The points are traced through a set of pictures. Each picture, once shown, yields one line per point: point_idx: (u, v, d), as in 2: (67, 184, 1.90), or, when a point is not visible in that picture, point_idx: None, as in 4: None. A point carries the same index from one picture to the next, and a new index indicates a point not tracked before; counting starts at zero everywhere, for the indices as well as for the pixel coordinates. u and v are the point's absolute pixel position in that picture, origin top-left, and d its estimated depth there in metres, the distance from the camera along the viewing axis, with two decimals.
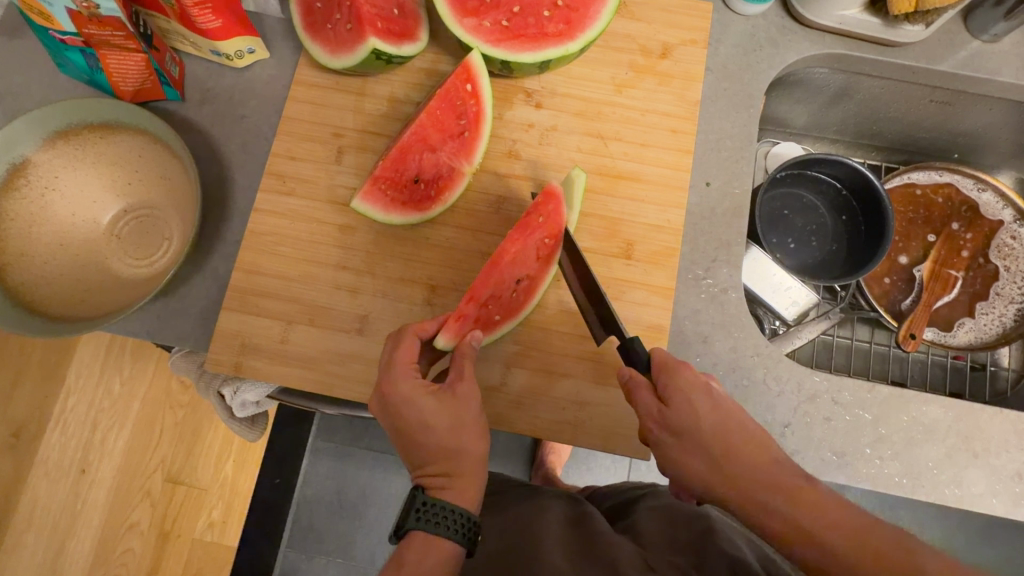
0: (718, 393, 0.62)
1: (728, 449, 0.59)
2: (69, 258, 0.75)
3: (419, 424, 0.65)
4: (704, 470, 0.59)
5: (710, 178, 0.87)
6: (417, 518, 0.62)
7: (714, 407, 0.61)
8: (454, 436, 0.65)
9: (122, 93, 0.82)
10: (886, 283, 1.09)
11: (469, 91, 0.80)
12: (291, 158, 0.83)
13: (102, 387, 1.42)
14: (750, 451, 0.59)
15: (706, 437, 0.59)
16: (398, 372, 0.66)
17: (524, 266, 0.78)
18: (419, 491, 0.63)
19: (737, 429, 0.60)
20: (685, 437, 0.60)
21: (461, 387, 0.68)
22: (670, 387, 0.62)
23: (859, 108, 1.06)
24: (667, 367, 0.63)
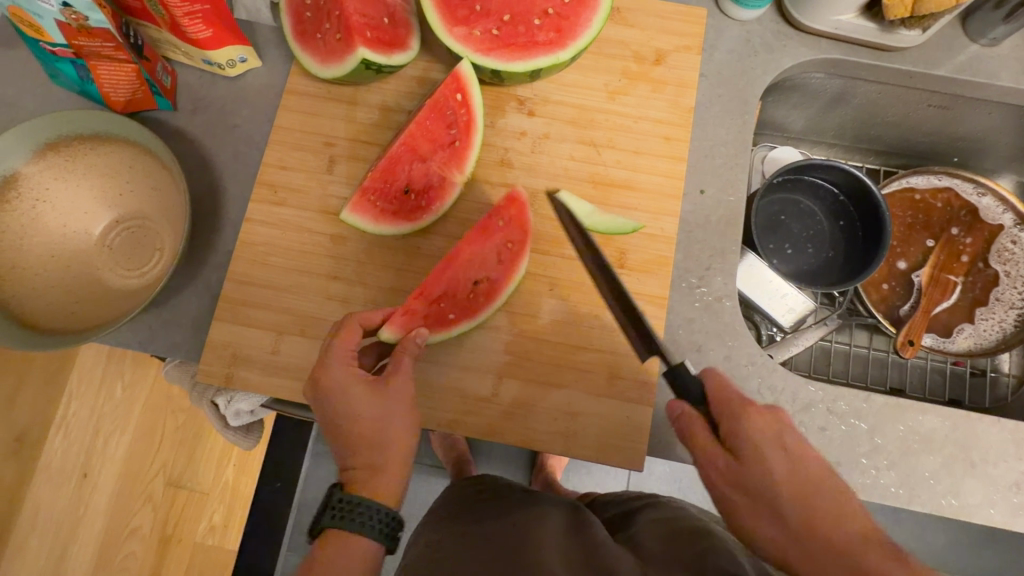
0: (791, 442, 0.59)
1: (802, 513, 0.56)
2: (60, 270, 0.75)
3: (355, 421, 0.66)
4: (775, 536, 0.56)
5: (705, 185, 0.86)
6: (333, 516, 0.63)
7: (786, 462, 0.58)
8: (386, 433, 0.66)
9: (114, 103, 0.82)
10: (884, 289, 1.08)
11: (459, 101, 0.79)
12: (282, 168, 0.83)
13: (103, 392, 1.43)
14: (827, 518, 0.55)
15: (776, 495, 0.57)
16: (336, 369, 0.66)
17: (484, 268, 0.80)
18: (336, 489, 0.64)
19: (812, 488, 0.57)
20: (750, 493, 0.58)
21: (398, 381, 0.68)
22: (738, 438, 0.59)
23: (857, 113, 1.05)
24: (733, 412, 0.60)
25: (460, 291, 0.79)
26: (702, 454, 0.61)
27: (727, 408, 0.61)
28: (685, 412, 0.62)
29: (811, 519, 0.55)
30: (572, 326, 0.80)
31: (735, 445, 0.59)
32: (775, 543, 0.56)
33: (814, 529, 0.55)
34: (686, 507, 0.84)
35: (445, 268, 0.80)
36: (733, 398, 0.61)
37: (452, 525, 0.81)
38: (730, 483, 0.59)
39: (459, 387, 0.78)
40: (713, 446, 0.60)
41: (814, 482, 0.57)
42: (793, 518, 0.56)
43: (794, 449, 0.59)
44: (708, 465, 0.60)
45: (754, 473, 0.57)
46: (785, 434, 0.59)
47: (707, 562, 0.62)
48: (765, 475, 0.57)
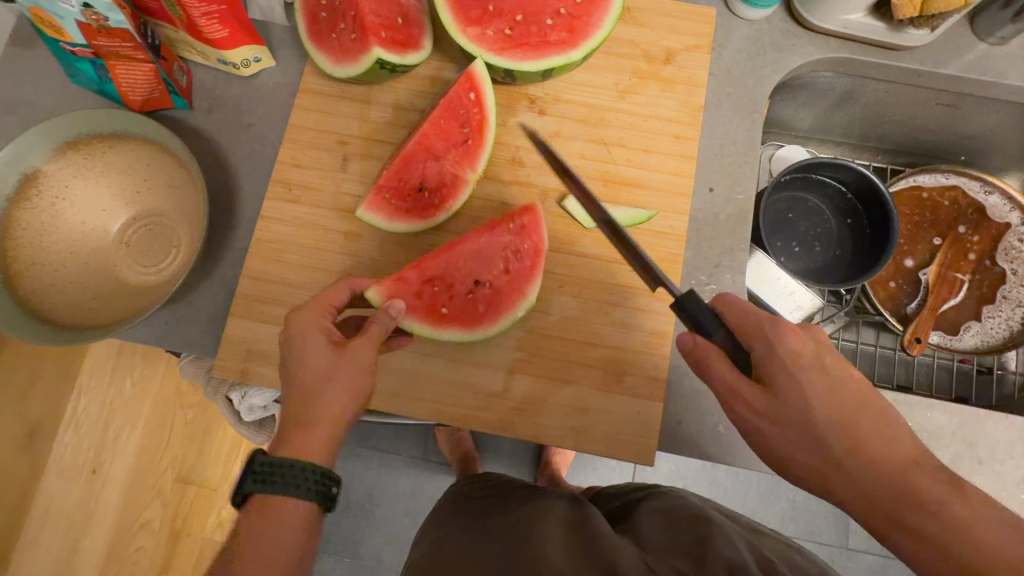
0: (829, 366, 0.59)
1: (842, 436, 0.57)
2: (79, 266, 0.76)
3: (303, 373, 0.63)
4: (812, 459, 0.58)
5: (714, 184, 0.87)
6: (258, 482, 0.59)
7: (824, 387, 0.58)
8: (322, 396, 0.62)
9: (131, 102, 0.83)
10: (891, 286, 1.09)
11: (473, 100, 0.80)
12: (296, 166, 0.84)
13: (114, 388, 1.44)
14: (867, 438, 0.56)
15: (815, 421, 0.57)
16: (309, 314, 0.66)
17: (489, 274, 0.80)
18: (259, 454, 0.61)
19: (851, 409, 0.58)
20: (787, 424, 0.58)
21: (355, 348, 0.64)
22: (773, 368, 0.59)
23: (865, 111, 1.05)
24: (765, 343, 0.60)
25: (460, 295, 0.80)
26: (729, 388, 0.60)
27: (759, 339, 0.61)
28: (710, 348, 0.62)
29: (850, 439, 0.57)
30: (582, 323, 0.80)
31: (767, 375, 0.60)
32: (811, 466, 0.58)
33: (853, 448, 0.56)
34: (686, 496, 0.84)
35: (447, 267, 0.80)
36: (765, 326, 0.61)
37: (456, 525, 0.81)
38: (766, 414, 0.59)
39: (471, 382, 0.79)
40: (743, 379, 0.60)
41: (851, 403, 0.58)
42: (834, 444, 0.57)
43: (829, 370, 0.59)
44: (739, 398, 0.60)
45: (791, 402, 0.58)
46: (824, 360, 0.59)
47: (707, 549, 0.64)
48: (802, 403, 0.57)
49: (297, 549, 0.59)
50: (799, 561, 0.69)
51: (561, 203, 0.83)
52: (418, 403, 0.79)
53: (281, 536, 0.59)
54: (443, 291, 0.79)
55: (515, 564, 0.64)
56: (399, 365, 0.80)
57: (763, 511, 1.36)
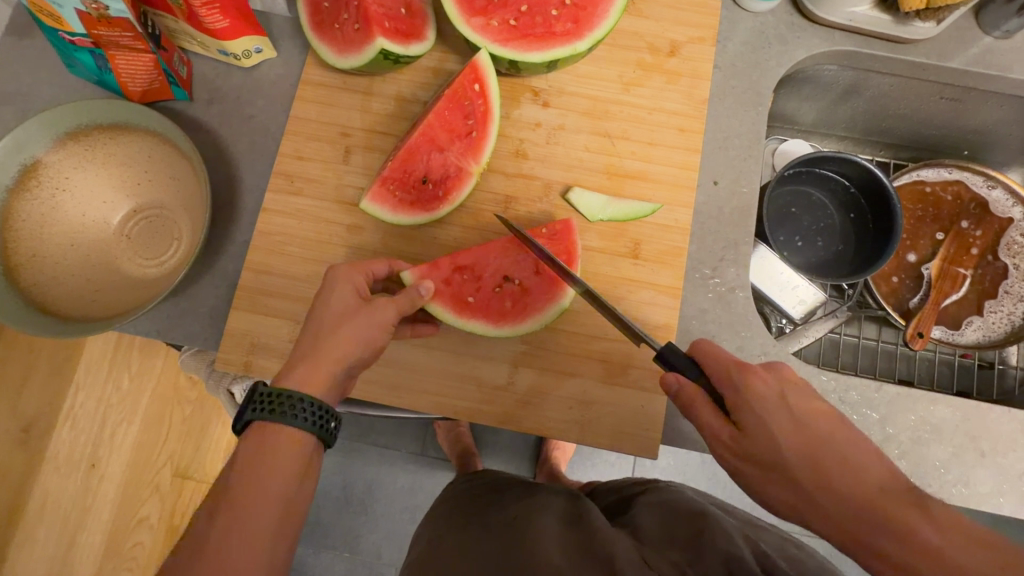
0: (796, 403, 0.58)
1: (810, 469, 0.55)
2: (79, 258, 0.76)
3: (325, 321, 0.62)
4: (786, 495, 0.56)
5: (718, 177, 0.87)
6: (258, 411, 0.55)
7: (790, 422, 0.57)
8: (338, 344, 0.60)
9: (131, 93, 0.83)
10: (894, 281, 1.09)
11: (477, 91, 0.80)
12: (299, 158, 0.84)
13: (111, 382, 1.44)
14: (839, 470, 0.55)
15: (788, 461, 0.56)
16: (348, 270, 0.67)
17: (519, 270, 0.81)
18: (261, 383, 0.56)
19: (820, 443, 0.56)
20: (764, 466, 0.57)
21: (381, 306, 0.64)
22: (743, 406, 0.58)
23: (869, 105, 1.05)
24: (735, 383, 0.60)
25: (490, 289, 0.80)
26: (710, 427, 0.60)
27: (726, 379, 0.60)
28: (689, 387, 0.62)
29: (817, 469, 0.55)
30: (586, 317, 0.80)
31: (738, 415, 0.59)
32: (789, 505, 0.56)
33: (822, 479, 0.55)
34: (684, 490, 0.84)
35: (478, 260, 0.81)
36: (730, 365, 0.61)
37: (454, 521, 0.81)
38: (740, 451, 0.58)
39: (475, 375, 0.79)
40: (718, 416, 0.60)
41: (820, 435, 0.56)
42: (804, 480, 0.55)
43: (794, 407, 0.58)
44: (714, 437, 0.60)
45: (759, 440, 0.57)
46: (787, 396, 0.58)
47: (704, 543, 0.64)
48: (769, 440, 0.57)
49: (292, 485, 0.54)
50: (796, 554, 0.69)
51: (564, 196, 0.83)
52: (421, 397, 0.79)
53: (275, 470, 0.54)
54: (472, 282, 0.80)
55: (517, 559, 0.64)
56: (402, 359, 0.79)
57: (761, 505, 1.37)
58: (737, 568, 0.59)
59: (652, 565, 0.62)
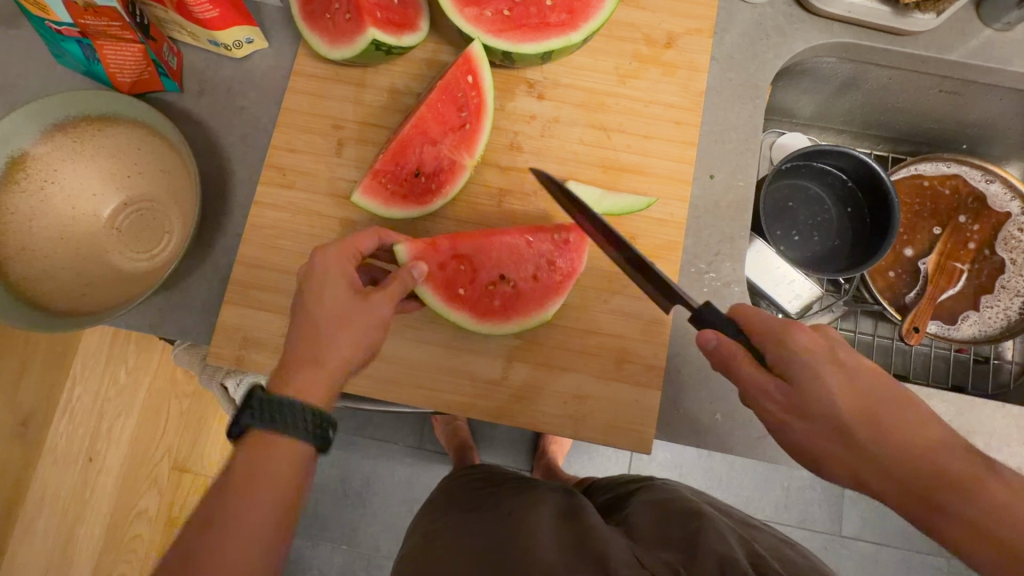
0: (848, 357, 0.58)
1: (868, 427, 0.55)
2: (69, 252, 0.75)
3: (318, 308, 0.61)
4: (839, 454, 0.56)
5: (714, 171, 0.86)
6: (256, 418, 0.55)
7: (844, 379, 0.57)
8: (338, 337, 0.60)
9: (120, 84, 0.81)
10: (891, 276, 1.08)
11: (470, 83, 0.79)
12: (291, 151, 0.83)
13: (108, 376, 1.43)
14: (900, 426, 0.55)
15: (841, 417, 0.56)
16: (340, 252, 0.65)
17: (515, 270, 0.80)
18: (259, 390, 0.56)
19: (877, 400, 0.56)
20: (813, 420, 0.57)
21: (377, 297, 0.63)
22: (792, 361, 0.58)
23: (867, 98, 1.04)
24: (779, 339, 0.59)
25: (484, 283, 0.80)
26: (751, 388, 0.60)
27: (772, 338, 0.60)
28: (726, 349, 0.61)
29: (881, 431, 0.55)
30: (580, 312, 0.80)
31: (784, 372, 0.59)
32: (842, 463, 0.57)
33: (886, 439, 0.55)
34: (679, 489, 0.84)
35: (477, 250, 0.80)
36: (774, 325, 0.60)
37: (446, 518, 0.80)
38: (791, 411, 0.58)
39: (469, 370, 0.79)
40: (765, 376, 0.59)
41: (877, 391, 0.57)
42: (862, 438, 0.55)
43: (845, 361, 0.58)
44: (762, 397, 0.59)
45: (814, 399, 0.57)
46: (838, 351, 0.58)
47: (699, 542, 0.64)
48: (824, 396, 0.56)
49: (286, 492, 0.54)
50: (789, 554, 0.69)
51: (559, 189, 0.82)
52: (415, 391, 0.79)
53: (268, 481, 0.54)
54: (467, 274, 0.79)
55: (508, 555, 0.64)
56: (395, 354, 0.79)
57: (756, 499, 1.37)
58: (730, 568, 0.59)
59: (646, 564, 0.61)
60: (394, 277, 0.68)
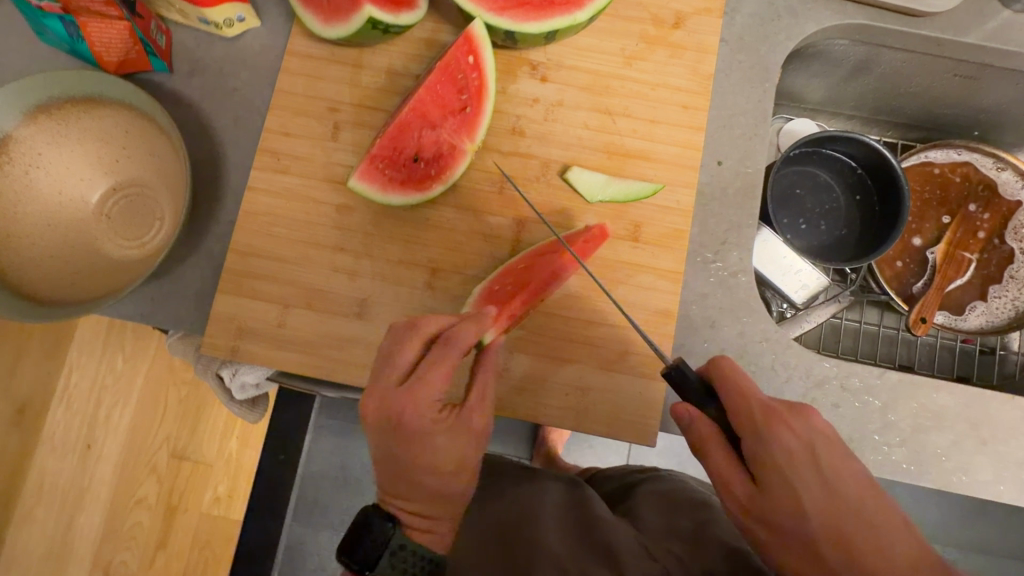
0: (828, 463, 0.56)
1: (835, 542, 0.54)
2: (57, 239, 0.73)
3: (422, 448, 0.62)
4: (803, 565, 0.55)
5: (722, 157, 0.84)
6: (389, 562, 0.60)
7: (818, 490, 0.55)
8: (447, 478, 0.64)
9: (106, 64, 0.78)
10: (898, 266, 1.06)
11: (471, 64, 0.76)
12: (285, 134, 0.80)
13: (104, 364, 1.41)
14: (869, 544, 0.53)
15: (808, 529, 0.55)
16: (433, 383, 0.61)
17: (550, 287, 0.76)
18: (396, 531, 0.61)
19: (849, 515, 0.55)
20: (779, 529, 0.55)
21: (477, 418, 0.65)
22: (766, 466, 0.56)
23: (878, 83, 1.01)
24: (760, 439, 0.56)
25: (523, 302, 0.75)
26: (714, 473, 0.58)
27: (750, 430, 0.57)
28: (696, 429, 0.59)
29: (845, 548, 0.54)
30: (584, 302, 0.78)
31: (759, 475, 0.56)
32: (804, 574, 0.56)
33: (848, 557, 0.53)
34: (685, 480, 0.84)
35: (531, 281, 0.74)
36: (757, 415, 0.56)
37: None
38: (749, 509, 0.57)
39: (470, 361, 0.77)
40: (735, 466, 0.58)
41: (848, 505, 0.55)
42: (828, 553, 0.54)
43: (824, 468, 0.56)
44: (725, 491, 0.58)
45: (779, 506, 0.55)
46: (817, 458, 0.56)
47: (708, 534, 0.64)
48: (793, 506, 0.55)
49: None
50: None
51: (563, 175, 0.80)
52: None
53: None
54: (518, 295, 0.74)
55: (513, 552, 0.63)
56: None
57: None
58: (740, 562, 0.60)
59: (655, 557, 0.62)
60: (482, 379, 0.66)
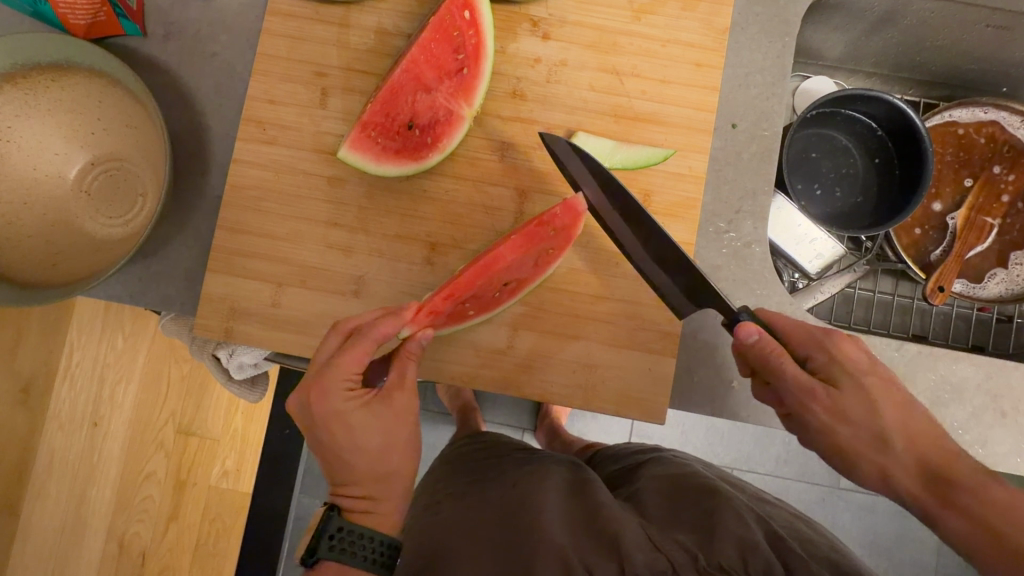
0: (886, 371, 0.63)
1: (901, 428, 0.61)
2: (35, 218, 0.69)
3: (341, 429, 0.63)
4: (869, 450, 0.61)
5: (737, 119, 0.79)
6: (330, 546, 0.61)
7: (886, 387, 0.62)
8: (380, 459, 0.64)
9: (74, 27, 0.72)
10: (916, 233, 1.02)
11: (467, 20, 0.71)
12: (270, 102, 0.75)
13: (104, 342, 1.38)
14: (924, 430, 0.61)
15: (875, 419, 0.61)
16: (343, 366, 0.63)
17: (516, 270, 0.73)
18: (333, 515, 0.61)
19: (911, 411, 0.62)
20: (851, 421, 0.61)
21: (399, 398, 0.65)
22: (836, 366, 0.63)
23: (903, 36, 0.95)
24: (822, 347, 0.64)
25: (477, 290, 0.73)
26: (793, 380, 0.61)
27: (819, 343, 0.64)
28: (771, 343, 0.62)
29: (909, 429, 0.61)
30: (590, 276, 0.75)
31: (829, 377, 0.63)
32: (873, 461, 0.61)
33: (911, 438, 0.60)
34: (690, 463, 0.82)
35: (475, 279, 0.72)
36: (817, 332, 0.65)
37: (449, 488, 0.78)
38: (826, 411, 0.61)
39: (473, 340, 0.74)
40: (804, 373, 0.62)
41: (909, 400, 0.62)
42: (896, 439, 0.61)
43: (884, 371, 0.63)
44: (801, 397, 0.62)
45: (851, 398, 0.61)
46: (874, 360, 0.64)
47: (716, 524, 0.63)
48: (864, 400, 0.61)
49: None
50: (806, 533, 0.69)
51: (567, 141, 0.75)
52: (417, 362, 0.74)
53: None
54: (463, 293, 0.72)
55: (511, 532, 0.62)
56: None
57: (759, 455, 1.37)
58: (750, 554, 0.58)
59: (661, 548, 0.59)
60: (405, 360, 0.66)
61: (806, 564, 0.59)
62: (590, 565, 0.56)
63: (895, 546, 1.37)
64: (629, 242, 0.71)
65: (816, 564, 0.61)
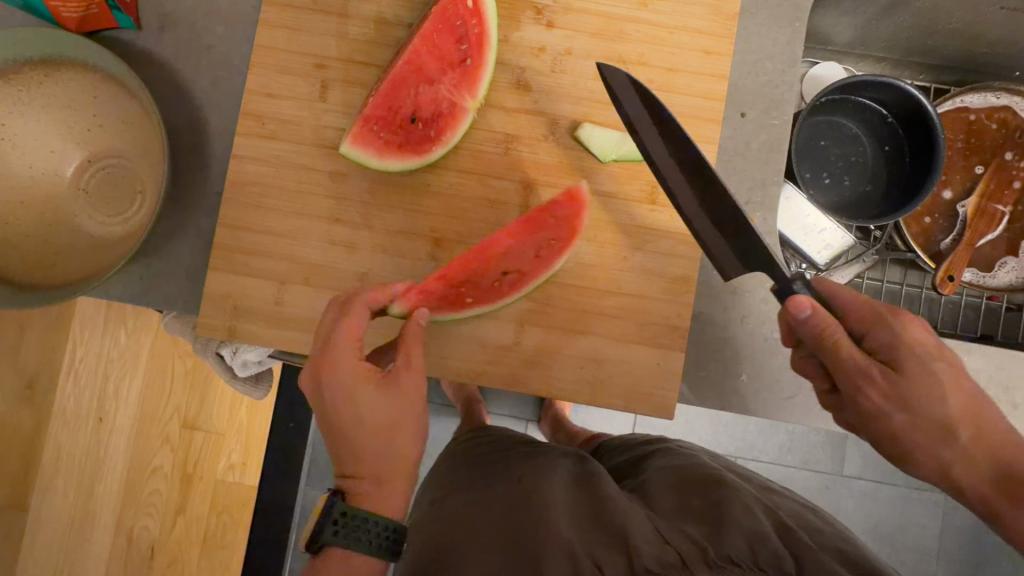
0: (953, 357, 0.61)
1: (966, 421, 0.60)
2: (33, 218, 0.68)
3: (347, 427, 0.62)
4: (936, 444, 0.61)
5: (746, 108, 0.77)
6: (334, 531, 0.60)
7: (954, 374, 0.60)
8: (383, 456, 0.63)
9: (65, 20, 0.71)
10: (926, 222, 1.00)
11: (471, 9, 0.70)
12: (269, 95, 0.73)
13: (106, 338, 1.37)
14: (987, 422, 0.61)
15: (940, 409, 0.59)
16: (345, 336, 0.62)
17: (516, 260, 0.72)
18: (336, 501, 0.60)
19: (975, 400, 0.60)
20: (913, 410, 0.60)
21: (407, 381, 0.64)
22: (901, 352, 0.60)
23: (915, 19, 0.93)
24: (887, 329, 0.61)
25: (478, 277, 0.72)
26: (851, 363, 0.59)
27: (878, 321, 0.61)
28: (830, 324, 0.58)
29: (973, 422, 0.60)
30: (598, 271, 0.73)
31: (891, 361, 0.61)
32: (934, 457, 0.61)
33: (976, 432, 0.60)
34: (696, 453, 0.82)
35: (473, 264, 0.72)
36: (881, 311, 0.62)
37: (455, 482, 0.78)
38: (886, 398, 0.60)
39: (479, 337, 0.73)
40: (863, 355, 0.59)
41: (974, 386, 0.61)
42: (960, 433, 0.60)
43: (950, 356, 0.61)
44: (858, 379, 0.60)
45: (916, 386, 0.59)
46: (941, 344, 0.61)
47: (724, 515, 0.62)
48: (932, 388, 0.59)
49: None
50: (813, 521, 0.69)
51: (572, 133, 0.73)
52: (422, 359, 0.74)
53: None
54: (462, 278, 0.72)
55: (518, 527, 0.61)
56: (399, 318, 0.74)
57: (763, 443, 1.37)
58: (759, 546, 0.58)
59: (670, 541, 0.58)
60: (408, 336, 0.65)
61: (817, 557, 0.59)
62: (599, 560, 0.56)
63: (899, 533, 1.37)
64: (680, 194, 0.67)
65: (827, 555, 0.61)
